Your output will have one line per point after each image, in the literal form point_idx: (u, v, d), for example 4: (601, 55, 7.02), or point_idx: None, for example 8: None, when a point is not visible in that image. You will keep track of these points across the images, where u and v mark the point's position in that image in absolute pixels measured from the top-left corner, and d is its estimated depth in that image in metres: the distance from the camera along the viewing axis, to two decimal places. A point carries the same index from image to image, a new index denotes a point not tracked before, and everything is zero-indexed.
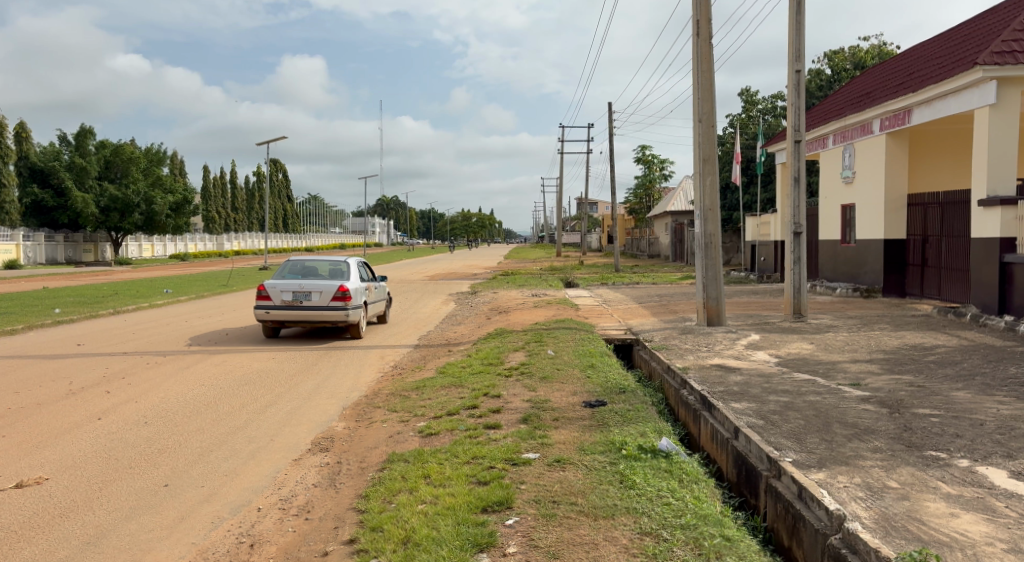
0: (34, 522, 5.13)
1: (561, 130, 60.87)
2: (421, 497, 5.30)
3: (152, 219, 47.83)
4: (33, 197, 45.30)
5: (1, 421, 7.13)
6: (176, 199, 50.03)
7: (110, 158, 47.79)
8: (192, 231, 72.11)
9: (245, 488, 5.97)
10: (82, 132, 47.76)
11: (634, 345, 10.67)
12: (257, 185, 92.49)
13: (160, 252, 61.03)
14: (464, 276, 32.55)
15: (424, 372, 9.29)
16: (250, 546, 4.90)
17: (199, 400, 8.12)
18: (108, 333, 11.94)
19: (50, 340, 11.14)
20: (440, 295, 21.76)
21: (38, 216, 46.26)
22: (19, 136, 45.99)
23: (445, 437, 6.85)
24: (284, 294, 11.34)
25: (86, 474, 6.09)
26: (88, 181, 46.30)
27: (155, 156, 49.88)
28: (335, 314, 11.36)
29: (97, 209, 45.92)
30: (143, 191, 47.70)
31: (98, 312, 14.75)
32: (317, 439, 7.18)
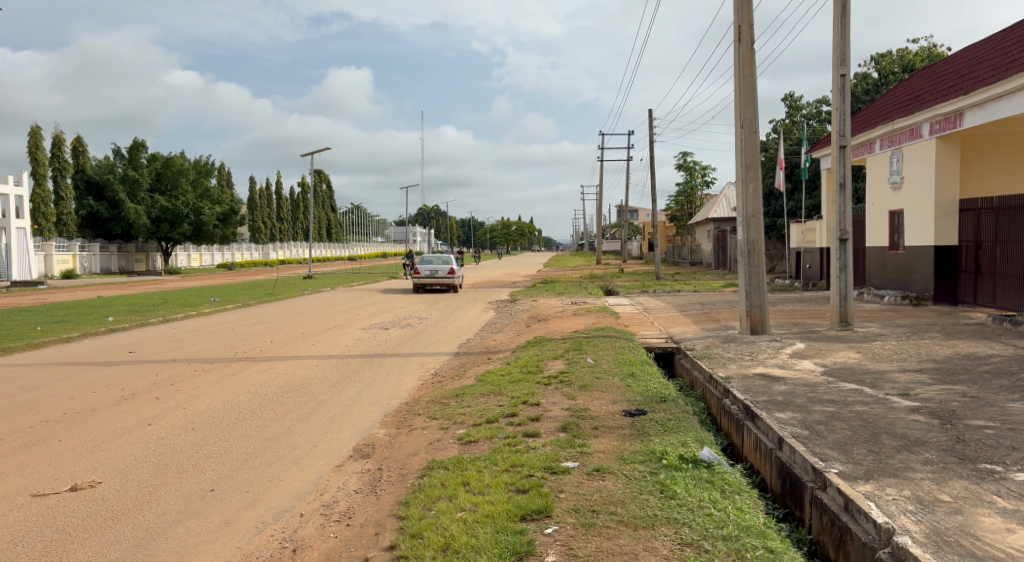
0: (89, 525, 5.45)
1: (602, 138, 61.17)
2: (460, 505, 5.42)
3: (200, 229, 49.36)
4: (88, 209, 46.65)
5: (57, 425, 7.37)
6: (224, 210, 51.73)
7: (161, 170, 49.12)
8: (240, 242, 74.08)
9: (288, 494, 6.21)
10: (136, 146, 48.92)
11: (676, 354, 10.51)
12: (302, 196, 94.59)
13: (207, 261, 62.45)
14: (505, 284, 32.66)
15: (463, 379, 9.29)
16: (293, 551, 5.10)
17: (246, 406, 8.28)
18: (158, 341, 12.24)
19: (103, 347, 11.51)
20: (480, 303, 21.90)
21: (93, 227, 47.67)
22: (78, 151, 47.73)
23: (485, 444, 6.97)
24: (424, 271, 24.34)
25: (137, 479, 6.36)
26: (140, 194, 47.48)
27: (204, 168, 51.68)
28: (448, 280, 24.36)
29: (149, 220, 47.05)
30: (192, 202, 49.03)
31: (148, 321, 15.09)
32: (358, 446, 7.30)
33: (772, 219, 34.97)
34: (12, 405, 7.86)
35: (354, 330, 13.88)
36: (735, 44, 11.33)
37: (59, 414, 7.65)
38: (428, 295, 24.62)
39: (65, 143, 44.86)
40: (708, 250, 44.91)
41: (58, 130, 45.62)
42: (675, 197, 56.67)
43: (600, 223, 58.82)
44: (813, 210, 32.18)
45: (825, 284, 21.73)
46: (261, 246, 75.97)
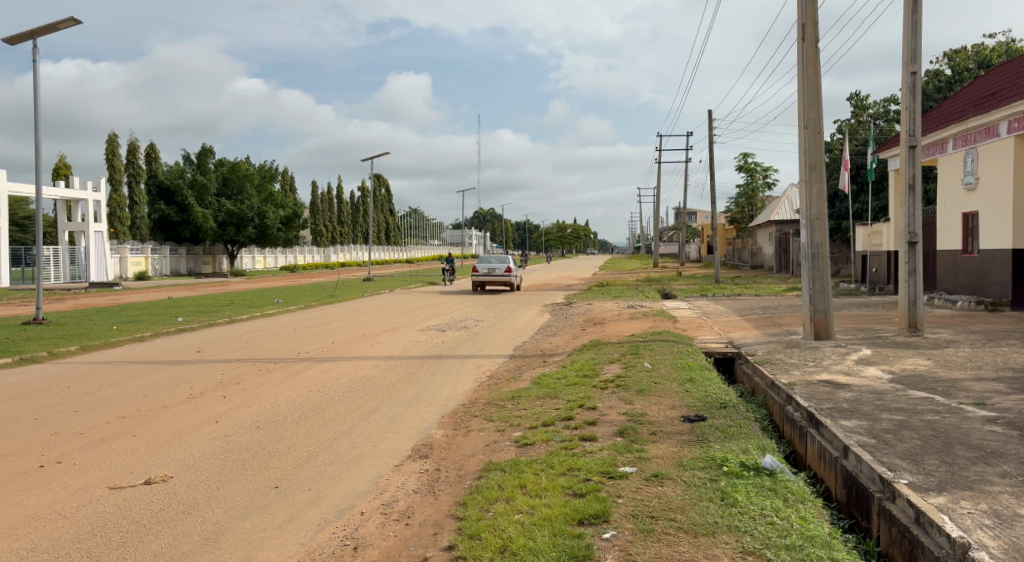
0: (162, 517, 5.66)
1: (661, 141, 60.87)
2: (517, 507, 5.46)
3: (264, 232, 50.64)
4: (160, 213, 48.22)
5: (131, 420, 7.67)
6: (286, 213, 52.80)
7: (227, 175, 50.52)
8: (302, 244, 76.09)
9: (349, 492, 6.33)
10: (204, 151, 50.50)
11: (737, 359, 10.32)
12: (364, 200, 96.57)
13: (270, 264, 64.29)
14: (560, 287, 32.69)
15: (519, 382, 9.30)
16: (354, 548, 5.19)
17: (307, 405, 8.46)
18: (223, 341, 12.61)
19: (172, 346, 11.93)
20: (536, 306, 21.90)
21: (164, 231, 49.49)
22: (150, 157, 49.36)
23: (541, 448, 6.98)
24: (483, 270, 26.55)
25: (205, 474, 6.57)
26: (208, 198, 49.31)
27: (268, 172, 52.75)
28: (505, 278, 26.46)
29: (216, 223, 48.95)
30: (257, 206, 50.39)
31: (214, 321, 15.56)
32: (417, 447, 7.38)
33: (836, 220, 33.94)
34: (89, 401, 8.22)
35: (411, 332, 14.05)
36: (798, 43, 11.10)
37: (132, 411, 7.95)
38: (485, 298, 24.74)
39: (138, 150, 46.63)
40: (771, 253, 43.92)
41: (132, 138, 47.53)
42: (735, 198, 55.51)
43: (657, 226, 58.53)
44: (880, 212, 31.26)
45: (892, 289, 21.06)
46: (323, 250, 77.76)
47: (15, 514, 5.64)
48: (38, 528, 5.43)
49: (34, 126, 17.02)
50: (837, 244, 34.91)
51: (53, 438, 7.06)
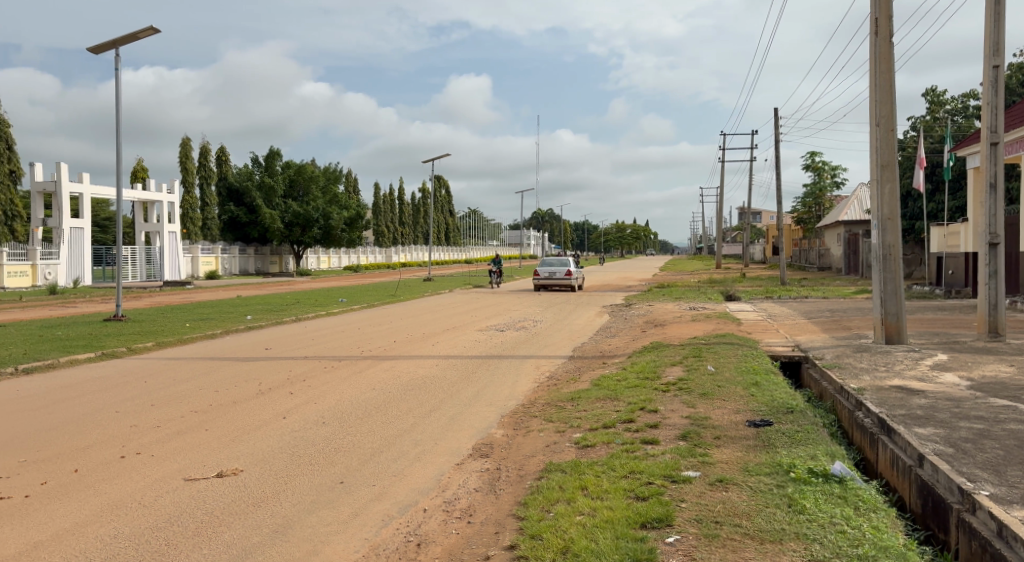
0: (233, 509, 5.83)
1: (725, 140, 60.14)
2: (579, 509, 5.44)
3: (329, 233, 52.08)
4: (229, 213, 50.33)
5: (204, 414, 7.94)
6: (350, 215, 53.93)
7: (294, 177, 51.67)
8: (365, 244, 78.18)
9: (412, 489, 6.41)
10: (271, 154, 51.89)
11: (803, 363, 10.08)
12: (424, 201, 98.59)
13: (337, 264, 66.10)
14: (620, 287, 32.60)
15: (579, 383, 9.27)
16: (418, 545, 5.25)
17: (370, 403, 8.61)
18: (289, 339, 12.96)
19: (242, 343, 12.33)
20: (596, 307, 21.81)
21: (234, 231, 51.46)
22: (220, 160, 51.43)
23: (602, 450, 6.94)
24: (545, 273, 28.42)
25: (273, 468, 6.75)
26: (275, 200, 50.54)
27: (333, 174, 53.79)
28: (567, 281, 28.21)
29: (283, 224, 50.70)
30: (322, 207, 51.70)
31: (282, 319, 16.07)
32: (477, 446, 7.43)
33: (909, 221, 32.76)
34: (166, 395, 8.56)
35: (471, 332, 14.17)
36: (871, 38, 10.76)
37: (205, 405, 8.23)
38: (543, 298, 24.75)
39: (209, 154, 48.85)
40: (840, 253, 42.59)
41: (206, 143, 49.96)
42: (802, 197, 54.31)
43: (721, 226, 57.83)
44: (956, 212, 30.07)
45: (968, 292, 20.22)
46: (385, 250, 79.53)
47: (99, 502, 5.90)
48: (119, 515, 5.66)
49: (116, 130, 17.86)
50: (911, 245, 33.73)
51: (132, 430, 7.37)
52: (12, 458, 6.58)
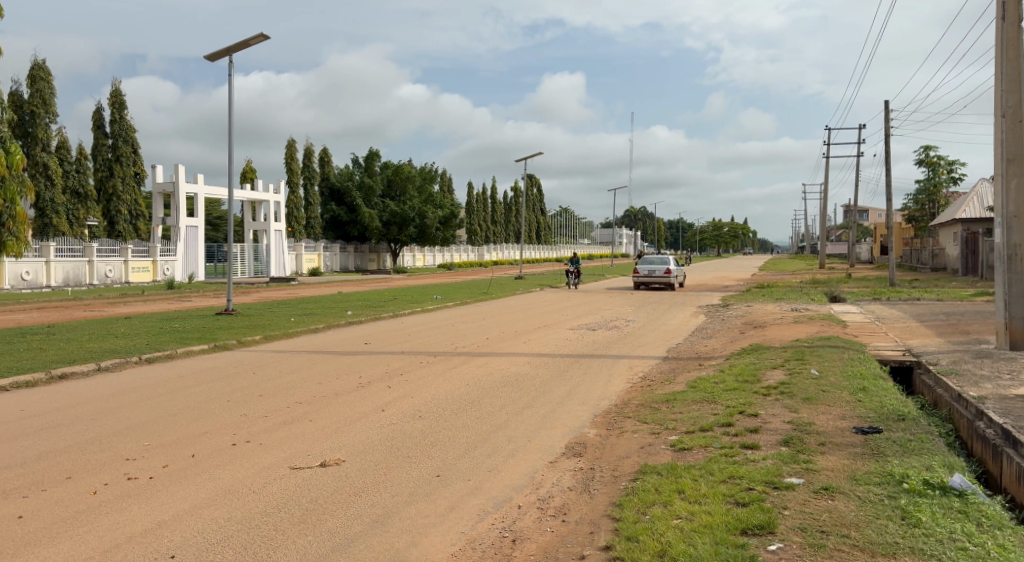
0: (335, 499, 6.03)
1: (830, 135, 57.91)
2: (676, 512, 5.33)
3: (424, 232, 53.71)
4: (331, 213, 52.96)
5: (307, 405, 8.26)
6: (445, 213, 55.74)
7: (392, 177, 53.59)
8: (458, 242, 80.56)
9: (507, 485, 6.46)
10: (372, 155, 53.94)
11: (916, 369, 9.58)
12: (515, 200, 100.94)
13: (430, 262, 68.63)
14: (716, 287, 31.97)
15: (674, 385, 9.11)
16: (513, 541, 5.28)
17: (464, 398, 8.74)
18: (385, 334, 13.33)
19: (342, 338, 12.79)
20: (691, 308, 21.34)
21: (335, 230, 54.05)
22: (324, 160, 55.17)
23: (700, 453, 6.79)
24: (644, 271, 29.37)
25: (373, 460, 6.94)
26: (374, 199, 52.74)
27: (429, 174, 55.25)
28: (666, 279, 29.13)
29: (381, 223, 52.29)
30: (418, 206, 53.13)
31: (380, 315, 16.60)
32: (570, 445, 7.42)
33: None
34: (274, 386, 8.97)
35: (563, 330, 14.20)
36: (997, 24, 10.14)
37: (308, 397, 8.56)
38: (633, 298, 24.43)
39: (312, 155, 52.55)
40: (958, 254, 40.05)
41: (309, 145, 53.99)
42: (916, 193, 51.76)
43: (825, 225, 55.78)
44: None
45: None
46: (478, 249, 81.78)
47: (214, 486, 6.22)
48: (231, 500, 5.94)
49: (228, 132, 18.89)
50: None
51: (242, 419, 7.75)
52: (137, 441, 7.05)
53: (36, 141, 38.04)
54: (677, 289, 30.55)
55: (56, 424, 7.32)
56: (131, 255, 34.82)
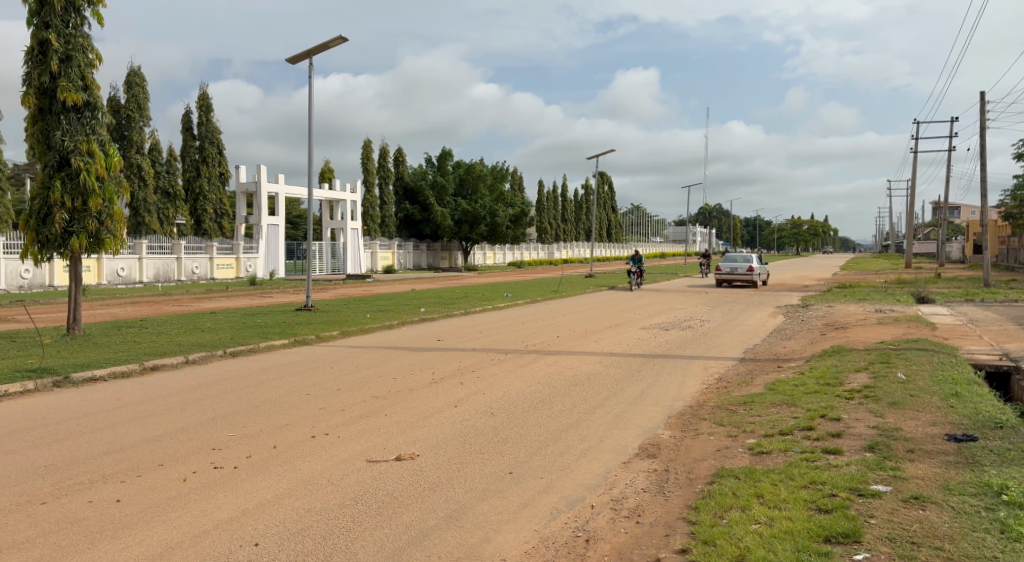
0: (410, 493, 6.11)
1: (917, 129, 55.44)
2: (755, 517, 5.20)
3: (495, 230, 54.19)
4: (405, 212, 54.19)
5: (383, 400, 8.42)
6: (515, 212, 55.62)
7: (464, 176, 54.16)
8: (528, 241, 81.64)
9: (580, 484, 6.42)
10: (443, 154, 54.90)
11: (1013, 374, 9.09)
12: (586, 198, 101.37)
13: (501, 260, 69.59)
14: (795, 287, 31.15)
15: (751, 387, 8.91)
16: (586, 540, 5.24)
17: (536, 396, 8.76)
18: (458, 331, 13.53)
19: (416, 334, 13.03)
20: (769, 308, 20.73)
21: (409, 229, 55.21)
22: (398, 161, 56.69)
23: (778, 457, 6.60)
24: (727, 267, 30.77)
25: (447, 455, 7.02)
26: (446, 198, 53.64)
27: (500, 172, 55.53)
28: (749, 276, 30.46)
29: (452, 221, 53.24)
30: (488, 205, 53.83)
31: (453, 312, 16.87)
32: (644, 445, 7.34)
33: None
34: (351, 380, 9.20)
35: (635, 330, 14.11)
36: None
37: (383, 392, 8.74)
38: (706, 298, 23.91)
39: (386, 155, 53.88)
40: None
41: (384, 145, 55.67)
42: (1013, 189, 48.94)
43: (912, 223, 53.49)
44: None
45: None
46: (547, 247, 82.57)
47: (294, 476, 6.40)
48: (310, 490, 6.10)
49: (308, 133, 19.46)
50: None
51: (321, 412, 7.97)
52: (223, 431, 7.33)
53: (134, 144, 40.95)
54: (749, 289, 29.72)
55: (149, 413, 7.69)
56: (217, 252, 36.39)
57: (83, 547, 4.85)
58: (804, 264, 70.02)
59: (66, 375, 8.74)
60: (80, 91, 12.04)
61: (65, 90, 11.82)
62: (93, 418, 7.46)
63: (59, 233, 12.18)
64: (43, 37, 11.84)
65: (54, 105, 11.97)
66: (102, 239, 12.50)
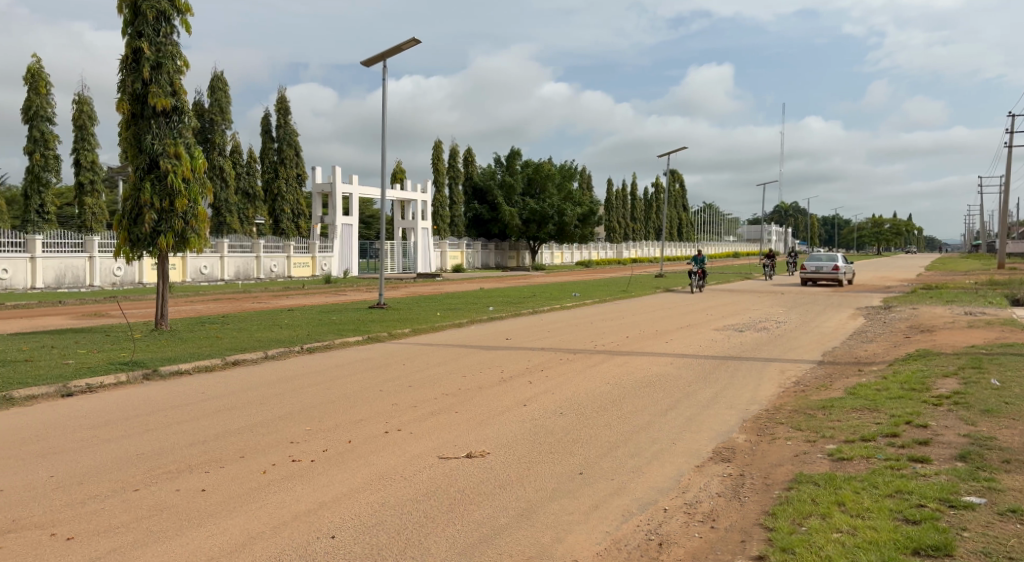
0: (481, 490, 6.14)
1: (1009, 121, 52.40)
2: (836, 525, 5.02)
3: (563, 229, 54.10)
4: (474, 211, 55.33)
5: (454, 398, 8.51)
6: (583, 211, 56.07)
7: (532, 175, 54.91)
8: (597, 240, 82.26)
9: (652, 487, 6.33)
10: (512, 155, 55.86)
11: None
12: (654, 197, 101.20)
13: (569, 260, 69.84)
14: (877, 288, 30.08)
15: (831, 391, 8.63)
16: (659, 544, 5.15)
17: (607, 397, 8.70)
18: (526, 330, 13.58)
19: (486, 332, 13.15)
20: (847, 310, 19.99)
21: (477, 229, 56.17)
22: (467, 162, 58.09)
23: (861, 464, 6.36)
24: (812, 266, 31.70)
25: (516, 454, 7.03)
26: (514, 198, 54.36)
27: (568, 172, 55.77)
28: (834, 274, 31.30)
29: (520, 221, 53.84)
30: (557, 204, 53.76)
31: (521, 311, 16.98)
32: (718, 449, 7.19)
33: None
34: (423, 377, 9.33)
35: (708, 330, 13.90)
36: None
37: (454, 390, 8.82)
38: (780, 299, 23.22)
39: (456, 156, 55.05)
40: None
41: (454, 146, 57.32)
42: None
43: (1004, 221, 50.72)
44: None
45: None
46: (615, 247, 82.73)
47: (368, 471, 6.52)
48: (384, 485, 6.20)
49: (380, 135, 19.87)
50: None
51: (393, 408, 8.10)
52: (301, 425, 7.53)
53: (214, 147, 43.53)
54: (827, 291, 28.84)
55: (231, 406, 7.98)
56: (294, 252, 37.54)
57: (171, 533, 5.04)
58: (882, 264, 68.45)
59: (155, 368, 9.16)
60: (168, 96, 12.59)
61: (156, 96, 12.39)
62: (181, 410, 7.79)
63: (148, 233, 12.79)
64: (135, 46, 12.42)
65: (145, 110, 12.57)
66: (188, 238, 13.04)
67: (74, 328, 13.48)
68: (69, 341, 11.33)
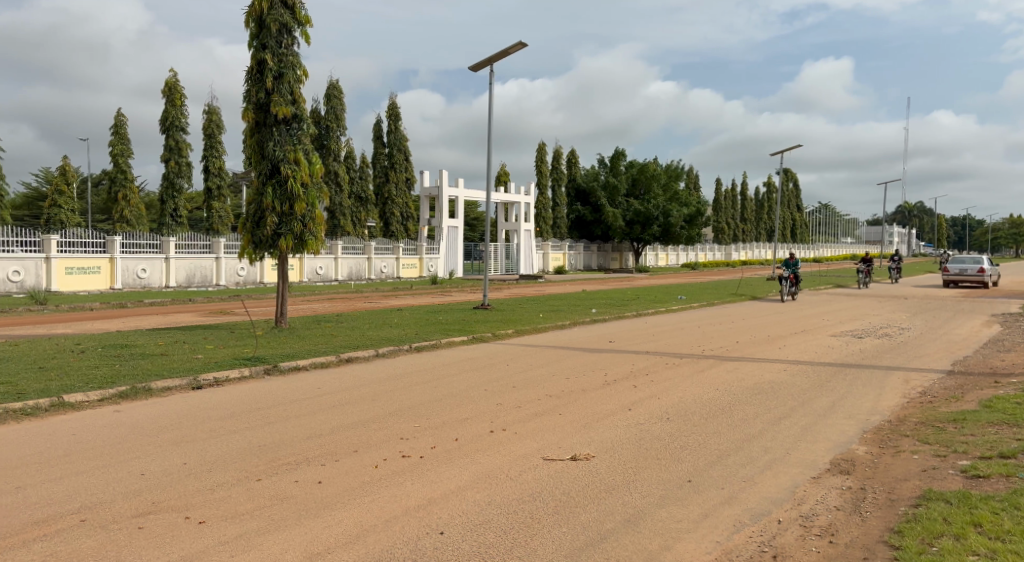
0: (587, 493, 6.09)
1: None
2: (972, 547, 4.68)
3: (668, 230, 53.43)
4: (577, 212, 55.60)
5: (558, 400, 8.51)
6: (690, 211, 54.93)
7: (637, 176, 54.51)
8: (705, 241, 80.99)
9: (765, 497, 6.10)
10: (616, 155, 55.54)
11: None
12: (766, 198, 98.71)
13: (674, 262, 68.88)
14: (1017, 294, 27.83)
15: (963, 404, 8.07)
16: (775, 557, 4.96)
17: (716, 403, 8.48)
18: (631, 333, 13.44)
19: (590, 335, 13.10)
20: (981, 318, 18.58)
21: (581, 230, 56.42)
22: (572, 164, 58.43)
23: (998, 482, 5.90)
24: (955, 269, 30.67)
25: (621, 458, 6.94)
26: (618, 199, 54.18)
27: (673, 172, 55.18)
28: (978, 277, 30.21)
29: (624, 222, 53.57)
30: (661, 205, 53.35)
31: (625, 314, 16.83)
32: (836, 461, 6.86)
33: None
34: (529, 379, 9.39)
35: (824, 337, 13.29)
36: None
37: (558, 391, 8.83)
38: (903, 305, 21.90)
39: (561, 158, 55.58)
40: None
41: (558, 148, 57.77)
42: None
43: None
44: None
45: None
46: (725, 248, 81.14)
47: (475, 469, 6.61)
48: (490, 484, 6.25)
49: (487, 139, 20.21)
50: None
51: (498, 408, 8.20)
52: (409, 422, 7.73)
53: (331, 153, 44.88)
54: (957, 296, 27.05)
55: (342, 402, 8.29)
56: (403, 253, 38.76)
57: (291, 522, 5.27)
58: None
59: (275, 363, 9.65)
60: (289, 104, 13.22)
61: (278, 105, 13.06)
62: (297, 405, 8.15)
63: (269, 235, 13.49)
64: (261, 58, 13.13)
65: (268, 118, 13.27)
66: (306, 240, 13.67)
67: (203, 325, 14.45)
68: (198, 336, 12.17)
